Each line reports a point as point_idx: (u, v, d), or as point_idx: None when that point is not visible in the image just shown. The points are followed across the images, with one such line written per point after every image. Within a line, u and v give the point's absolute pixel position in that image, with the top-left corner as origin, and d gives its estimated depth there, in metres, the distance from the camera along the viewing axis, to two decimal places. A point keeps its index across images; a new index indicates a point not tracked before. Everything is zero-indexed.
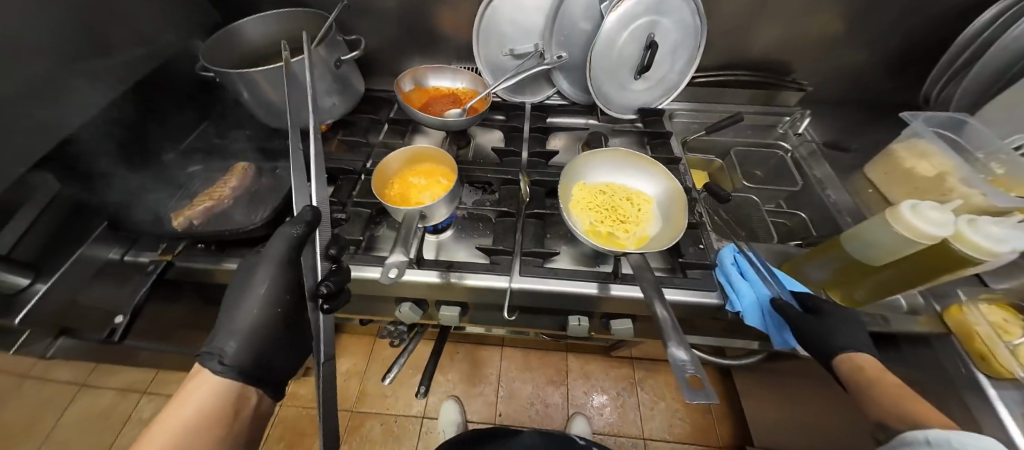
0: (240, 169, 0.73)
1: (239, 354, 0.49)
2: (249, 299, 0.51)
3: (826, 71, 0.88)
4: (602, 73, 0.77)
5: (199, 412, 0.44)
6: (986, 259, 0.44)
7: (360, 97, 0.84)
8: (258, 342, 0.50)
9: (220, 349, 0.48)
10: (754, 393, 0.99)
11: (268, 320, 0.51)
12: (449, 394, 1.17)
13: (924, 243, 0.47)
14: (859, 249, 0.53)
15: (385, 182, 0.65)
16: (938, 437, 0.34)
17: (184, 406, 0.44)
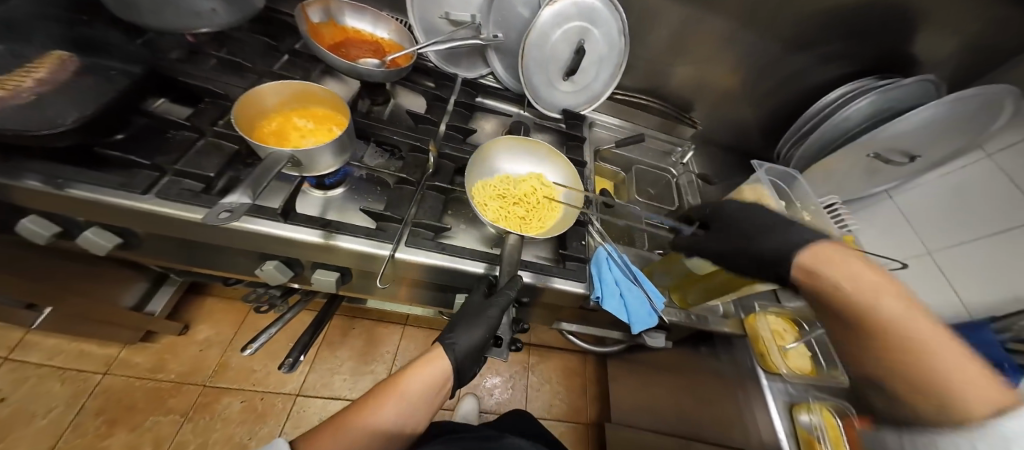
0: (54, 59, 0.53)
1: (462, 354, 0.56)
2: (484, 326, 0.55)
3: (716, 117, 1.04)
4: (534, 64, 0.78)
5: (436, 378, 0.55)
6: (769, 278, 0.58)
7: (257, 13, 0.70)
8: (474, 351, 0.57)
9: (455, 342, 0.56)
10: (619, 379, 1.17)
11: (479, 343, 0.56)
12: (336, 370, 1.15)
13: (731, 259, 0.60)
14: (691, 259, 0.67)
15: (261, 114, 0.56)
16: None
17: (427, 376, 0.55)
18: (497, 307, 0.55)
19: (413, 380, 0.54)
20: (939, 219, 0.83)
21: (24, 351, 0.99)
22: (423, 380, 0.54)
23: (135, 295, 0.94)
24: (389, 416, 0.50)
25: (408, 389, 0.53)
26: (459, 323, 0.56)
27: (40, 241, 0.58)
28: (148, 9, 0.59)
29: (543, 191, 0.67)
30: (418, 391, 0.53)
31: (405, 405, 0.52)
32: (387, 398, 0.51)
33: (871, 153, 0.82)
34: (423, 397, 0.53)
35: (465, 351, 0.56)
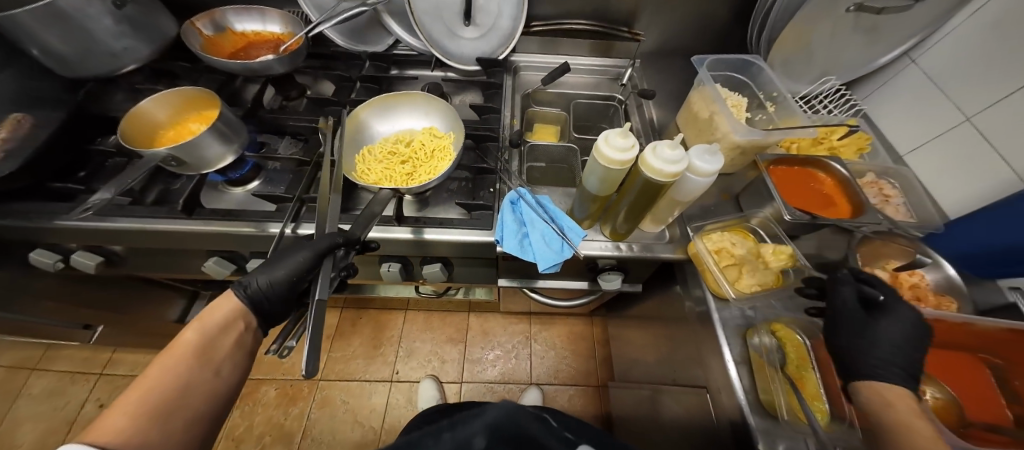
0: (11, 122, 0.64)
1: (260, 295, 0.50)
2: (290, 262, 0.49)
3: (666, 23, 0.90)
4: (426, 16, 0.75)
5: (221, 320, 0.48)
6: (663, 180, 0.47)
7: (170, 41, 0.78)
8: (276, 294, 0.50)
9: (250, 280, 0.49)
10: (617, 335, 1.10)
11: (285, 281, 0.49)
12: (349, 357, 1.26)
13: (617, 168, 0.49)
14: (591, 181, 0.54)
15: (152, 128, 0.60)
16: None
17: (206, 322, 0.46)
18: (310, 248, 0.49)
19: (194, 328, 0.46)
20: (977, 71, 0.63)
21: (116, 366, 1.23)
22: (206, 326, 0.46)
23: (176, 310, 1.14)
24: (176, 373, 0.42)
25: (186, 340, 0.45)
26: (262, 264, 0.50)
27: (49, 268, 0.72)
28: (78, 62, 0.69)
29: (432, 143, 0.65)
30: (202, 338, 0.45)
31: (206, 354, 0.44)
32: (164, 361, 0.43)
33: (852, 7, 0.64)
34: (218, 351, 0.46)
35: (267, 287, 0.49)
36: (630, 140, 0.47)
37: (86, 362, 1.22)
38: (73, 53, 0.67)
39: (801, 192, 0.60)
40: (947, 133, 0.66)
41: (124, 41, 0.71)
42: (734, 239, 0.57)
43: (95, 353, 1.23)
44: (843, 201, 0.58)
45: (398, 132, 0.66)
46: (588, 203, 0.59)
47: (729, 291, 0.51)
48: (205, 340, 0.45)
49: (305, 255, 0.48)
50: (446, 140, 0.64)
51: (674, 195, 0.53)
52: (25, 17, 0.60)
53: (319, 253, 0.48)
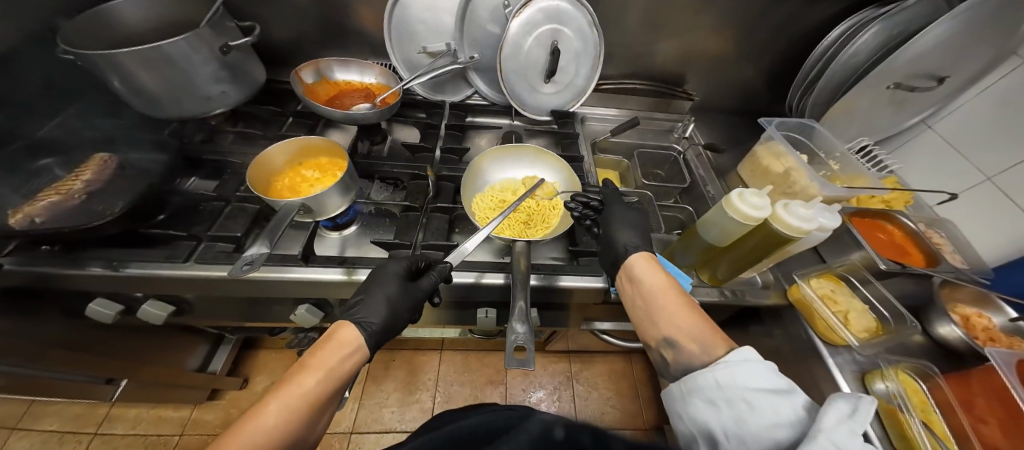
0: (97, 161, 0.63)
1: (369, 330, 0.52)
2: (395, 296, 0.54)
3: (710, 85, 1.01)
4: (514, 74, 0.81)
5: (338, 370, 0.46)
6: (796, 236, 0.52)
7: (257, 85, 0.79)
8: (380, 332, 0.53)
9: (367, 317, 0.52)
10: None
11: (400, 314, 0.55)
12: (383, 404, 1.17)
13: (751, 223, 0.54)
14: (710, 232, 0.60)
15: (270, 173, 0.61)
16: (722, 379, 0.38)
17: (329, 369, 0.46)
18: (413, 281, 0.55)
19: (314, 374, 0.45)
20: (991, 140, 0.75)
21: (111, 424, 1.08)
22: (321, 374, 0.45)
23: (198, 357, 1.04)
24: (287, 425, 0.40)
25: (301, 388, 0.43)
26: (365, 293, 0.54)
27: (107, 320, 0.65)
28: (170, 103, 0.67)
29: (540, 191, 0.70)
30: (317, 388, 0.44)
31: (315, 412, 0.43)
32: (276, 404, 0.41)
33: (892, 84, 0.75)
34: (327, 404, 0.45)
35: (383, 324, 0.53)
36: (765, 200, 0.53)
37: (76, 420, 1.07)
38: (170, 96, 0.66)
39: (873, 239, 0.69)
40: (971, 189, 0.77)
41: (220, 85, 0.71)
42: (831, 285, 0.64)
43: (88, 409, 1.09)
44: (915, 251, 0.68)
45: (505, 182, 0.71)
46: (698, 252, 0.64)
47: (850, 338, 0.57)
48: (322, 392, 0.44)
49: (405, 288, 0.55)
50: (555, 191, 0.70)
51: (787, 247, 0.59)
52: (138, 62, 0.59)
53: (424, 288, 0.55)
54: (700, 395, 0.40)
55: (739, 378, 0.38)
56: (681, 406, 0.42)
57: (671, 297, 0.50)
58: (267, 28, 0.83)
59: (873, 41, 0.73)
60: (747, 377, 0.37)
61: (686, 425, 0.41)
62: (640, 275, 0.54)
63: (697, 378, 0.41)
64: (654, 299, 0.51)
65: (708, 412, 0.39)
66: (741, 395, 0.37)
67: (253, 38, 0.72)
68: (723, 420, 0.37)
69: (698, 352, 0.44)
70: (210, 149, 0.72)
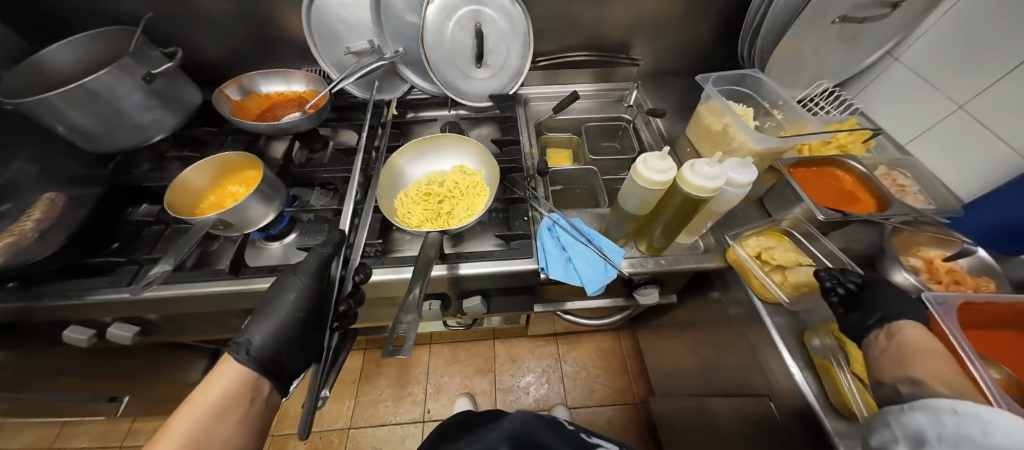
0: (45, 201, 0.66)
1: (262, 345, 0.50)
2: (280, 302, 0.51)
3: (659, 46, 0.96)
4: (441, 63, 0.80)
5: (221, 401, 0.47)
6: (704, 196, 0.50)
7: (193, 107, 0.81)
8: (278, 346, 0.51)
9: (250, 338, 0.50)
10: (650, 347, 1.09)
11: (296, 317, 0.51)
12: (377, 400, 1.21)
13: (659, 189, 0.52)
14: (629, 202, 0.58)
15: (195, 196, 0.63)
16: None
17: (198, 404, 0.46)
18: (301, 275, 0.52)
19: (187, 415, 0.45)
20: (959, 64, 0.68)
21: (134, 437, 1.18)
22: (200, 413, 0.46)
23: (199, 371, 1.11)
24: None
25: (180, 428, 0.45)
26: (257, 313, 0.51)
27: (82, 345, 0.70)
28: (105, 136, 0.70)
29: (466, 180, 0.70)
30: (191, 429, 0.45)
31: (197, 446, 0.44)
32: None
33: (836, 18, 0.69)
34: (219, 431, 0.46)
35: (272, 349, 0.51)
36: (668, 162, 0.51)
37: (103, 436, 1.18)
38: (105, 129, 0.69)
39: (820, 189, 0.65)
40: (941, 122, 0.71)
41: (153, 113, 0.74)
42: (772, 243, 0.61)
43: (112, 425, 1.19)
44: (866, 197, 0.63)
45: (430, 175, 0.71)
46: (626, 223, 0.63)
47: (780, 295, 0.55)
48: (201, 427, 0.45)
49: (288, 286, 0.52)
50: (480, 177, 0.70)
51: (711, 207, 0.57)
52: (64, 101, 0.63)
53: (311, 276, 0.52)
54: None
55: None
56: None
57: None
58: (199, 51, 0.85)
59: None
60: None
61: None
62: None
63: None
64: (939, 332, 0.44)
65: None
66: None
67: (178, 63, 0.75)
68: None
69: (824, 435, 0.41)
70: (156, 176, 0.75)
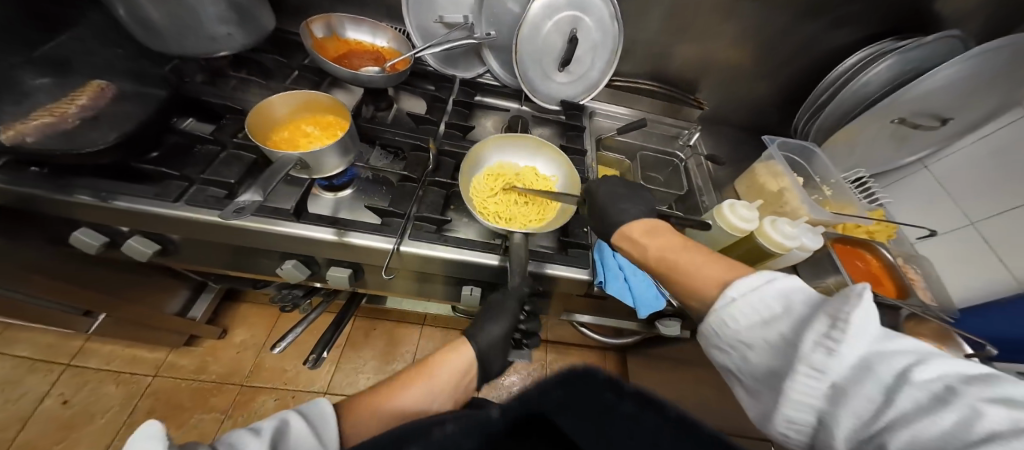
0: (94, 88, 0.62)
1: (489, 346, 0.58)
2: (499, 327, 0.58)
3: (720, 96, 1.02)
4: (529, 58, 0.80)
5: (459, 366, 0.54)
6: (778, 252, 0.54)
7: (265, 34, 0.77)
8: (495, 351, 0.58)
9: (476, 336, 0.58)
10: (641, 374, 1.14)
11: (500, 342, 0.59)
12: (359, 371, 1.16)
13: (736, 235, 0.56)
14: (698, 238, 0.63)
15: (272, 122, 0.62)
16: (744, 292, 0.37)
17: (448, 361, 0.54)
18: (507, 314, 0.59)
19: (442, 365, 0.53)
20: (982, 186, 0.78)
21: (85, 357, 1.07)
22: (439, 370, 0.52)
23: (179, 302, 1.02)
24: (411, 405, 0.47)
25: (433, 371, 0.51)
26: (478, 319, 0.59)
27: (89, 251, 0.63)
28: (170, 36, 0.66)
29: (538, 183, 0.71)
30: (440, 380, 0.51)
31: (431, 386, 0.50)
32: (410, 384, 0.49)
33: (897, 118, 0.77)
34: (451, 381, 0.52)
35: (489, 348, 0.58)
36: (754, 213, 0.56)
37: (51, 349, 1.07)
38: (173, 30, 0.65)
39: (854, 268, 0.71)
40: (957, 231, 0.81)
41: (227, 26, 0.69)
42: None
43: (63, 339, 1.09)
44: (888, 284, 0.70)
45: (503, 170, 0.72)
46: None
47: None
48: (443, 380, 0.51)
49: (501, 323, 0.58)
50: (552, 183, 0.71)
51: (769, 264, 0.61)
52: None
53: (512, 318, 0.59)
54: (737, 305, 0.37)
55: (756, 299, 0.36)
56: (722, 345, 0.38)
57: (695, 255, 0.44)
58: None
59: (886, 73, 0.74)
60: (750, 309, 0.36)
61: (732, 364, 0.38)
62: (639, 240, 0.51)
63: (739, 301, 0.37)
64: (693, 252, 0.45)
65: (759, 337, 0.35)
66: (766, 357, 0.35)
67: None
68: (732, 360, 0.38)
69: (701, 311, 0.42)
70: (211, 92, 0.70)
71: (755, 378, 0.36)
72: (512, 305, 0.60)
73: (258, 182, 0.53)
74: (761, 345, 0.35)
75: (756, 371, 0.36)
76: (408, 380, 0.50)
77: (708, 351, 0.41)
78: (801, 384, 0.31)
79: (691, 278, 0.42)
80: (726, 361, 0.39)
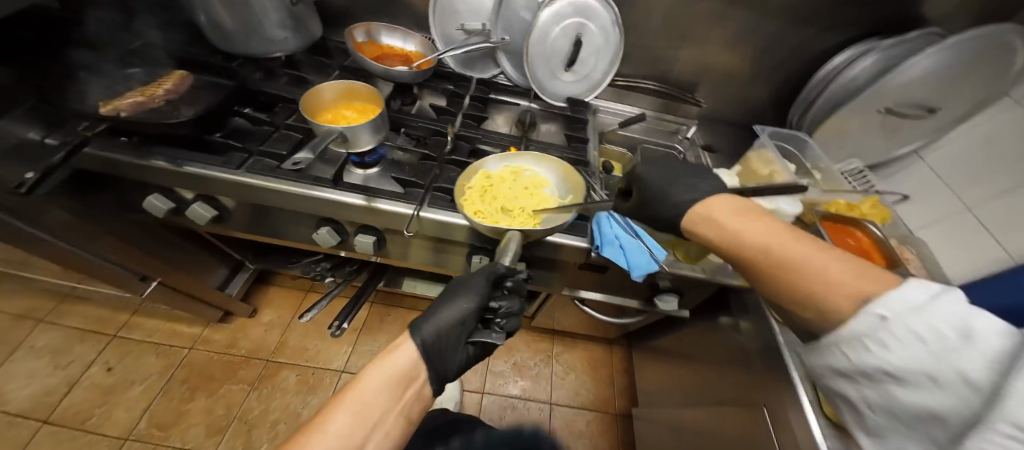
0: (177, 77, 0.75)
1: (440, 334, 0.48)
2: (457, 307, 0.50)
3: (720, 96, 1.09)
4: (539, 60, 0.90)
5: (399, 372, 0.44)
6: None
7: (313, 40, 0.90)
8: (449, 335, 0.49)
9: (425, 326, 0.48)
10: None
11: (457, 332, 0.50)
12: (374, 353, 1.22)
13: None
14: None
15: (318, 107, 0.74)
16: (893, 311, 0.35)
17: (387, 365, 0.44)
18: (473, 289, 0.52)
19: (372, 374, 0.42)
20: (977, 175, 0.82)
21: (132, 330, 1.18)
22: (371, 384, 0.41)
23: (219, 278, 1.15)
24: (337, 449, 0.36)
25: (364, 390, 0.40)
26: (440, 301, 0.51)
27: (158, 213, 0.74)
28: (236, 39, 0.79)
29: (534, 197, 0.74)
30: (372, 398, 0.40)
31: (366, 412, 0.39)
32: (337, 415, 0.38)
33: (883, 108, 0.82)
34: (388, 398, 0.41)
35: (435, 340, 0.48)
36: None
37: (100, 321, 1.18)
38: (241, 32, 0.78)
39: (842, 244, 0.75)
40: (948, 219, 0.85)
41: (284, 31, 0.82)
42: None
43: (111, 312, 1.19)
44: (879, 258, 0.73)
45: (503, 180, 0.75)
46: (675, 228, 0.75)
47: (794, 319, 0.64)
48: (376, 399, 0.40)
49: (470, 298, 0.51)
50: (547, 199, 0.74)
51: None
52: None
53: (481, 294, 0.51)
54: (893, 329, 0.35)
55: (923, 322, 0.34)
56: (841, 363, 0.39)
57: (796, 247, 0.44)
58: None
59: (873, 67, 0.80)
60: (906, 335, 0.34)
61: (878, 394, 0.37)
62: (724, 216, 0.52)
63: (896, 323, 0.35)
64: (774, 236, 0.46)
65: (926, 373, 0.33)
66: (921, 399, 0.33)
67: None
68: (864, 392, 0.38)
69: (814, 319, 0.42)
70: (265, 83, 0.83)
71: (910, 414, 0.34)
72: (478, 281, 0.52)
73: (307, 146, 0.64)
74: (911, 376, 0.34)
75: (910, 410, 0.34)
76: (330, 409, 0.39)
77: (839, 377, 0.40)
78: (988, 439, 0.28)
79: (802, 271, 0.42)
80: (871, 394, 0.38)
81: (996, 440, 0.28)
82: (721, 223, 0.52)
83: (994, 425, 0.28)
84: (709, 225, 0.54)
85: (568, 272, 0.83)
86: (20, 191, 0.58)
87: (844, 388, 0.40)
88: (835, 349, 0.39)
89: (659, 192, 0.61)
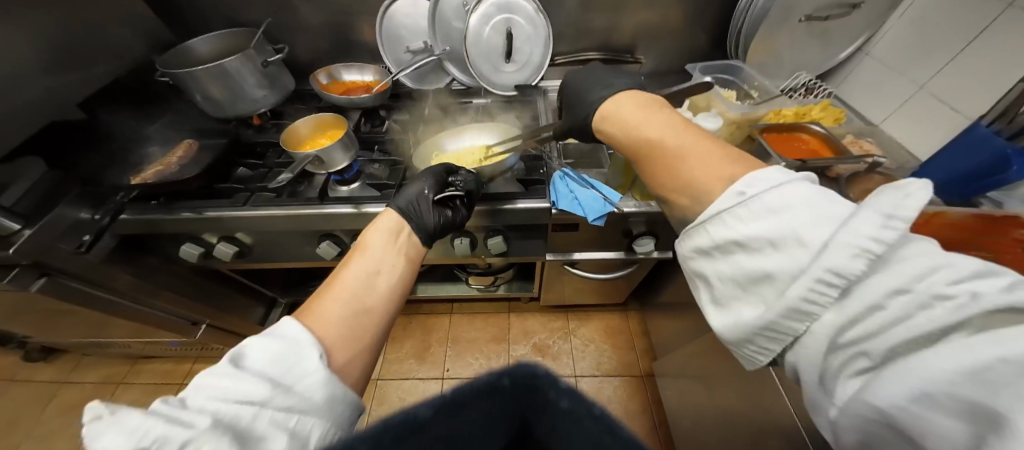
0: (186, 145, 0.92)
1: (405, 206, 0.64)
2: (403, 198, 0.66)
3: (661, 48, 1.14)
4: (479, 59, 1.00)
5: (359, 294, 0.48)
6: None
7: (288, 92, 1.05)
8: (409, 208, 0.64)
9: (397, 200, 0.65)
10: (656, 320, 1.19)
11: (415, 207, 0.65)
12: (402, 358, 1.33)
13: None
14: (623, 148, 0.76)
15: (298, 141, 0.88)
16: (743, 187, 0.40)
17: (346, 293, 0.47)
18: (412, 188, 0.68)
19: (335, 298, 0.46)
20: (919, 52, 0.81)
21: (194, 377, 1.35)
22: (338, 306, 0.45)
23: (256, 316, 1.30)
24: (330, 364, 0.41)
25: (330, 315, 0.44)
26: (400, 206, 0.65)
27: (192, 258, 0.89)
28: (228, 105, 0.93)
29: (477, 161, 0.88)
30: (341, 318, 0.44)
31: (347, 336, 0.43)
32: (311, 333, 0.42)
33: (803, 18, 0.85)
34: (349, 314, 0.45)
35: (408, 204, 0.65)
36: None
37: (169, 374, 1.35)
38: (229, 100, 0.92)
39: (792, 149, 0.77)
40: (908, 101, 0.83)
41: (262, 90, 0.97)
42: None
43: (176, 365, 1.37)
44: (830, 153, 0.75)
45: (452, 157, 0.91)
46: (620, 172, 0.79)
47: None
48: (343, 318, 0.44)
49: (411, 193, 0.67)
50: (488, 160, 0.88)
51: None
52: (202, 75, 0.85)
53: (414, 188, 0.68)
54: (748, 203, 0.39)
55: (803, 235, 0.34)
56: (745, 307, 0.39)
57: (655, 128, 0.52)
58: (296, 51, 1.11)
59: None
60: (800, 255, 0.34)
61: (727, 265, 0.41)
62: (628, 113, 0.58)
63: (752, 200, 0.39)
64: (650, 122, 0.54)
65: (766, 237, 0.37)
66: (828, 326, 0.33)
67: (284, 55, 1.00)
68: (774, 341, 0.37)
69: (688, 203, 0.46)
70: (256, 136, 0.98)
71: (817, 344, 0.34)
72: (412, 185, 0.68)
73: (288, 170, 0.77)
74: (809, 305, 0.33)
75: (814, 341, 0.34)
76: (317, 304, 0.45)
77: (701, 255, 0.44)
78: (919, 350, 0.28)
79: (676, 155, 0.48)
80: (722, 267, 0.42)
81: (819, 285, 0.32)
82: (624, 120, 0.58)
83: (817, 273, 0.32)
84: (613, 121, 0.61)
85: (543, 236, 0.90)
86: (81, 251, 0.75)
87: (702, 266, 0.44)
88: (734, 294, 0.40)
89: (578, 106, 0.69)
